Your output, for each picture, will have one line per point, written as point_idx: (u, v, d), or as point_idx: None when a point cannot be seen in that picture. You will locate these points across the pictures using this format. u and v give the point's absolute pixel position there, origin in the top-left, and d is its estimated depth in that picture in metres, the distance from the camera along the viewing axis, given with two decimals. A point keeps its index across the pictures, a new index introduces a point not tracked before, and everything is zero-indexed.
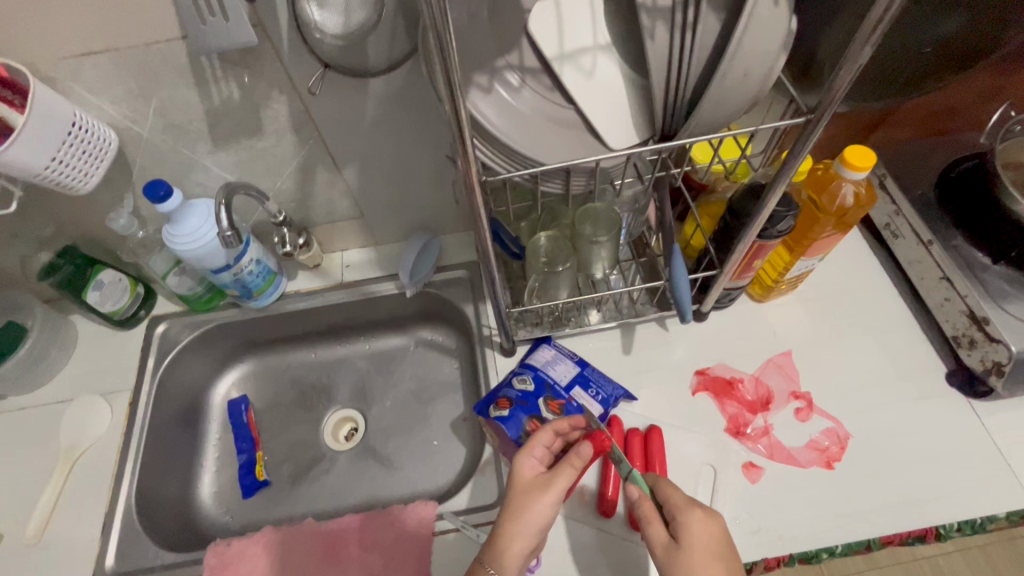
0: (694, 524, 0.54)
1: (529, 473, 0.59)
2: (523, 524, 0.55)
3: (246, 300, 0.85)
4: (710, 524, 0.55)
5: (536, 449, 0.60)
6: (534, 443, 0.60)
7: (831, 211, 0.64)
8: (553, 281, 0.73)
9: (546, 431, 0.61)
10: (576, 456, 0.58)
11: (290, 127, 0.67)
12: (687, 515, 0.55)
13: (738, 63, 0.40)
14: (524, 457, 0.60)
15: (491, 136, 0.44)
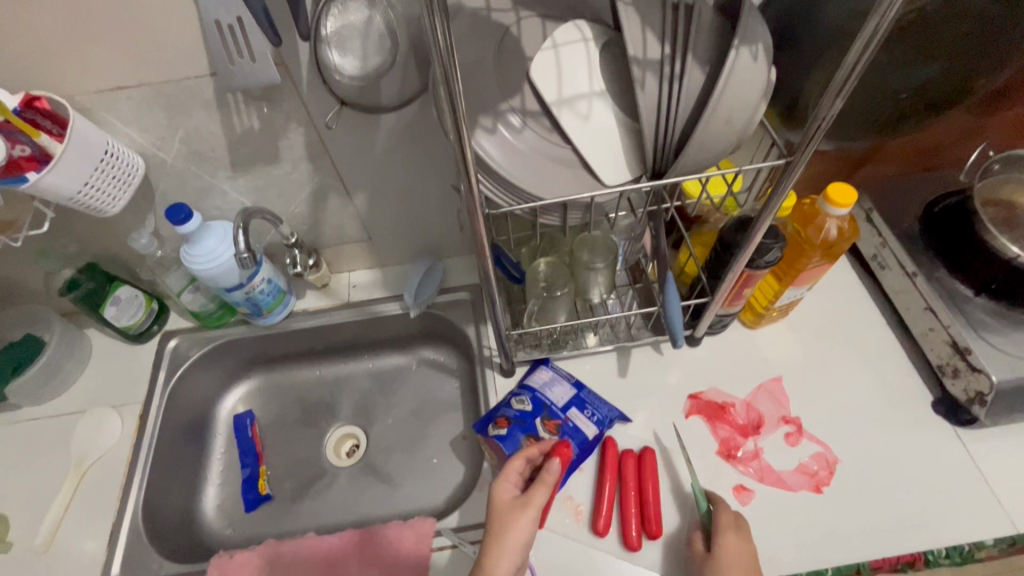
0: (734, 546, 0.62)
1: (506, 497, 0.61)
2: (506, 543, 0.57)
3: (256, 317, 0.88)
4: (749, 551, 0.62)
5: (511, 475, 0.63)
6: (510, 468, 0.63)
7: (816, 243, 0.68)
8: (551, 304, 0.77)
9: (519, 457, 0.65)
10: (548, 473, 0.62)
11: (306, 156, 0.71)
12: (730, 536, 0.63)
13: (721, 111, 0.43)
14: (501, 482, 0.62)
15: (495, 171, 0.48)
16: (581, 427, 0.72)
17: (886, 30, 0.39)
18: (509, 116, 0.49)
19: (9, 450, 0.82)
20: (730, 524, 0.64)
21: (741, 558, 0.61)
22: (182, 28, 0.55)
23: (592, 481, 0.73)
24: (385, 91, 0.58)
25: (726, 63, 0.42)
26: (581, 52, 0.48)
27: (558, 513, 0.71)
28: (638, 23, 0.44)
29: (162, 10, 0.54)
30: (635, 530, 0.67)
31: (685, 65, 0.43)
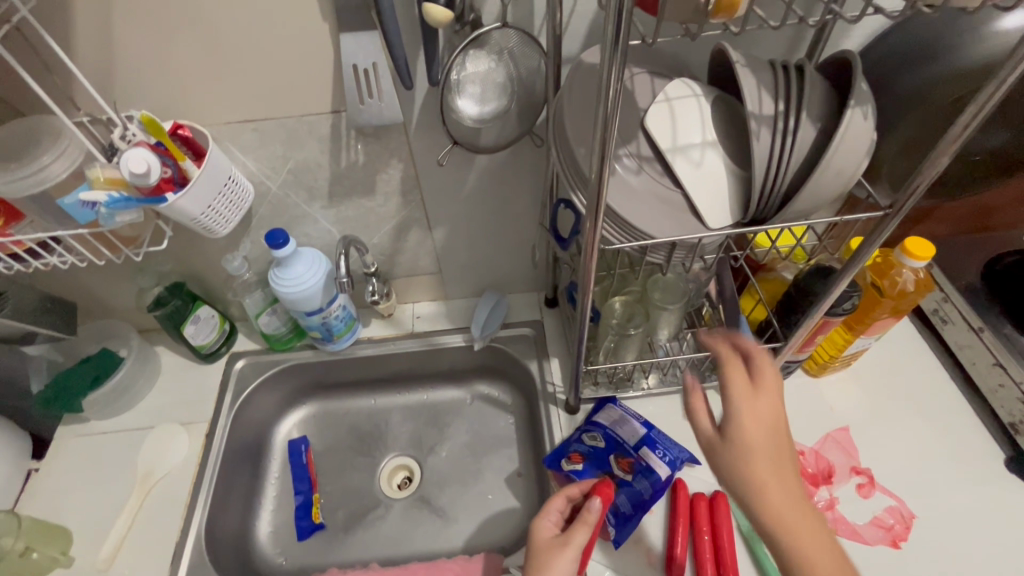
0: (750, 407, 0.51)
1: (547, 536, 0.62)
2: None
3: (324, 342, 0.90)
4: (768, 404, 0.51)
5: (552, 512, 0.65)
6: (550, 506, 0.65)
7: (892, 295, 0.69)
8: (624, 343, 0.78)
9: (560, 496, 0.66)
10: (589, 512, 0.62)
11: (399, 190, 0.76)
12: (751, 409, 0.51)
13: (834, 165, 0.47)
14: (542, 519, 0.64)
15: (611, 211, 0.52)
16: (655, 466, 0.71)
17: (999, 99, 0.43)
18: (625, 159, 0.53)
19: (77, 462, 0.82)
20: (734, 360, 0.54)
21: (761, 420, 0.50)
22: (317, 69, 0.60)
23: (663, 523, 0.72)
24: (493, 131, 0.62)
25: (841, 121, 0.46)
26: (693, 105, 0.52)
27: (630, 555, 0.70)
28: (755, 83, 0.48)
29: (303, 54, 0.59)
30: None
31: (800, 121, 0.47)
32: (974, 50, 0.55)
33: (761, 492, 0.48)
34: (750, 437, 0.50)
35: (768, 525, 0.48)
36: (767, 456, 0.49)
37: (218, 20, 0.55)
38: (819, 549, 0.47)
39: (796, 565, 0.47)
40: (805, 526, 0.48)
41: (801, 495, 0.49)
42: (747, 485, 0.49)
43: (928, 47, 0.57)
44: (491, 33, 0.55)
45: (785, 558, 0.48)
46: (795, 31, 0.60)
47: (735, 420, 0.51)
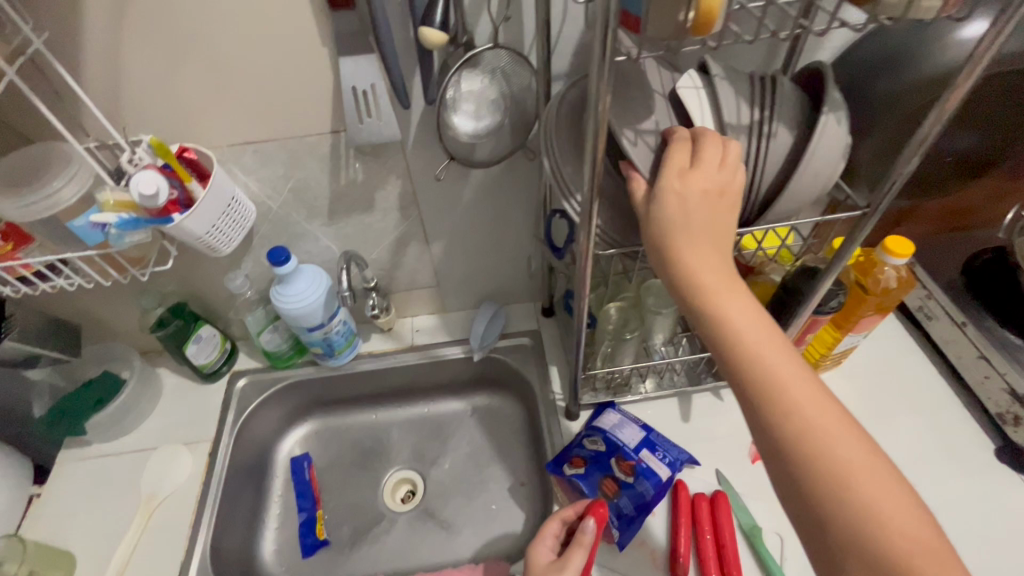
0: (688, 178, 0.46)
1: (544, 561, 0.64)
2: None
3: (325, 358, 0.92)
4: (711, 177, 0.45)
5: (546, 537, 0.67)
6: (545, 532, 0.67)
7: (876, 293, 0.72)
8: (621, 347, 0.81)
9: (554, 519, 0.67)
10: (583, 534, 0.63)
11: (397, 206, 0.78)
12: (685, 181, 0.46)
13: (811, 168, 0.49)
14: (537, 544, 0.66)
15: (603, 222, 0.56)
16: (655, 468, 0.72)
17: (960, 100, 0.46)
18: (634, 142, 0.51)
19: (79, 486, 0.82)
20: (682, 136, 0.48)
21: (697, 191, 0.45)
22: (317, 92, 0.63)
23: (666, 524, 0.73)
24: (487, 147, 0.65)
25: (816, 127, 0.49)
26: (696, 99, 0.51)
27: (635, 557, 0.71)
28: (732, 93, 0.51)
29: (303, 78, 0.61)
30: None
31: (775, 128, 0.50)
32: (937, 59, 0.59)
33: (688, 270, 0.46)
34: (677, 214, 0.46)
35: (694, 296, 0.46)
36: (690, 235, 0.46)
37: (219, 48, 0.58)
38: (746, 317, 0.45)
39: (725, 340, 0.45)
40: (731, 295, 0.45)
41: (726, 269, 0.46)
42: (672, 266, 0.46)
43: (896, 56, 0.61)
44: (483, 53, 0.57)
45: (709, 331, 0.45)
46: (770, 46, 0.63)
47: (667, 194, 0.47)
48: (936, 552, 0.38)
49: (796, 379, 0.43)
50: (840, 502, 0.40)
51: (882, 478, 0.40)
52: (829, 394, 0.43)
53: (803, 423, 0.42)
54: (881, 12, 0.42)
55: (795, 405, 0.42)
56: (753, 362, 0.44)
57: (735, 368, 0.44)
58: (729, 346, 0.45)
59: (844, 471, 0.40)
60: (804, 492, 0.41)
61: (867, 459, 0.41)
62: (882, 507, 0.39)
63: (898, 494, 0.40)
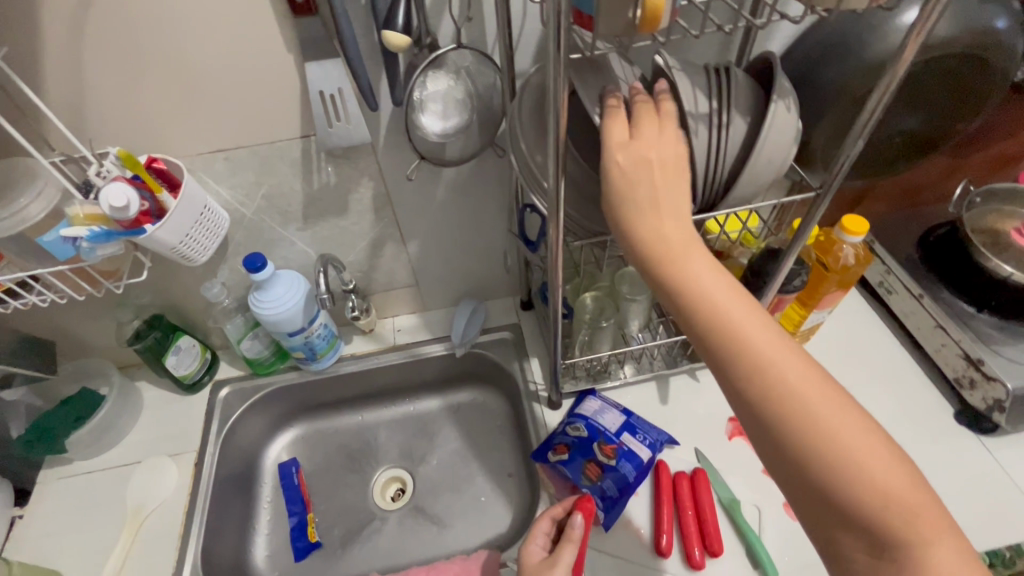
0: (632, 151, 0.47)
1: (536, 559, 0.66)
2: None
3: (308, 362, 0.92)
4: (652, 147, 0.47)
5: (538, 536, 0.68)
6: (536, 532, 0.68)
7: (836, 270, 0.75)
8: (598, 335, 0.83)
9: (544, 518, 0.69)
10: (572, 529, 0.65)
11: (371, 208, 0.79)
12: (628, 153, 0.47)
13: (764, 154, 0.52)
14: (529, 545, 0.67)
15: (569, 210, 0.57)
16: (636, 449, 0.75)
17: (898, 82, 0.49)
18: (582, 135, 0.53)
19: (63, 505, 0.82)
20: (615, 105, 0.50)
21: (641, 163, 0.47)
22: (284, 98, 0.63)
23: (649, 504, 0.76)
24: (456, 145, 0.66)
25: (767, 114, 0.51)
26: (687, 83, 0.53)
27: (621, 537, 0.73)
28: (690, 84, 0.52)
29: (270, 84, 0.62)
30: (697, 549, 0.70)
31: (731, 117, 0.52)
32: (879, 45, 0.62)
33: (649, 244, 0.46)
34: (629, 186, 0.47)
35: (657, 266, 0.46)
36: (647, 208, 0.47)
37: (185, 58, 0.58)
38: (709, 281, 0.46)
39: (689, 307, 0.45)
40: (695, 263, 0.46)
41: (686, 235, 0.47)
42: (639, 240, 0.47)
43: (843, 43, 0.64)
44: (447, 54, 0.59)
45: (678, 301, 0.46)
46: (724, 38, 0.66)
47: (613, 166, 0.48)
48: (906, 484, 0.40)
49: (768, 342, 0.44)
50: (815, 455, 0.41)
51: (853, 426, 0.42)
52: (798, 350, 0.44)
53: (779, 383, 0.43)
54: (818, 3, 0.45)
55: (772, 370, 0.43)
56: (725, 330, 0.44)
57: (708, 337, 0.45)
58: (702, 315, 0.45)
59: (815, 424, 0.42)
60: (780, 448, 0.43)
61: (844, 413, 0.42)
62: (854, 447, 0.41)
63: (870, 439, 0.41)
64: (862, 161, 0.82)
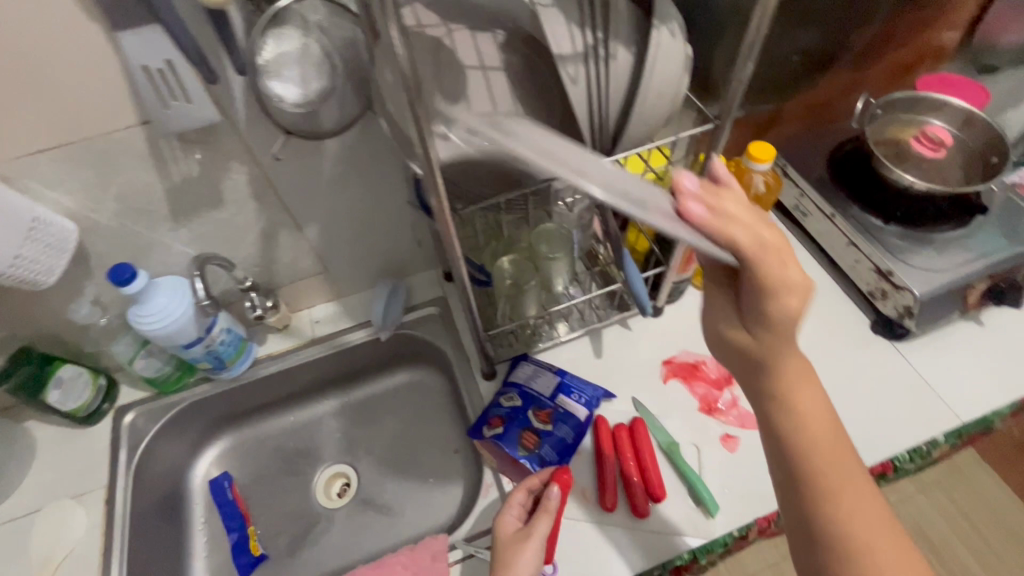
0: (782, 271, 0.46)
1: (510, 531, 0.62)
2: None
3: (218, 372, 0.85)
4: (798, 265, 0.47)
5: (513, 507, 0.64)
6: (511, 501, 0.64)
7: (748, 200, 0.73)
8: (521, 300, 0.79)
9: (520, 489, 0.65)
10: (549, 500, 0.62)
11: (250, 195, 0.70)
12: (788, 262, 0.47)
13: (652, 87, 0.48)
14: (502, 516, 0.63)
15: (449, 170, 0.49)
16: (572, 411, 0.74)
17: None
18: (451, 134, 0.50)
19: None
20: (734, 215, 0.46)
21: (790, 278, 0.47)
22: (105, 79, 0.53)
23: (592, 461, 0.76)
24: (326, 115, 0.57)
25: (650, 42, 0.47)
26: (558, 16, 0.47)
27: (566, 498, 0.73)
28: (564, 18, 0.47)
29: (79, 64, 0.51)
30: (641, 497, 0.71)
31: (613, 49, 0.47)
32: None
33: (772, 369, 0.51)
34: (773, 309, 0.48)
35: (772, 386, 0.52)
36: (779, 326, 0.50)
37: None
38: (818, 412, 0.52)
39: (795, 431, 0.52)
40: (806, 388, 0.52)
41: (805, 365, 0.52)
42: (767, 371, 0.52)
43: None
44: (289, 6, 0.50)
45: (788, 422, 0.52)
46: None
47: (771, 280, 0.47)
48: None
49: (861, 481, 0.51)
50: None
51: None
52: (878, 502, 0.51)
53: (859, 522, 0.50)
54: None
55: (855, 507, 0.50)
56: (826, 461, 0.51)
57: (804, 453, 0.51)
58: (809, 445, 0.51)
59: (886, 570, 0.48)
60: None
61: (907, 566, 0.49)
62: None
63: None
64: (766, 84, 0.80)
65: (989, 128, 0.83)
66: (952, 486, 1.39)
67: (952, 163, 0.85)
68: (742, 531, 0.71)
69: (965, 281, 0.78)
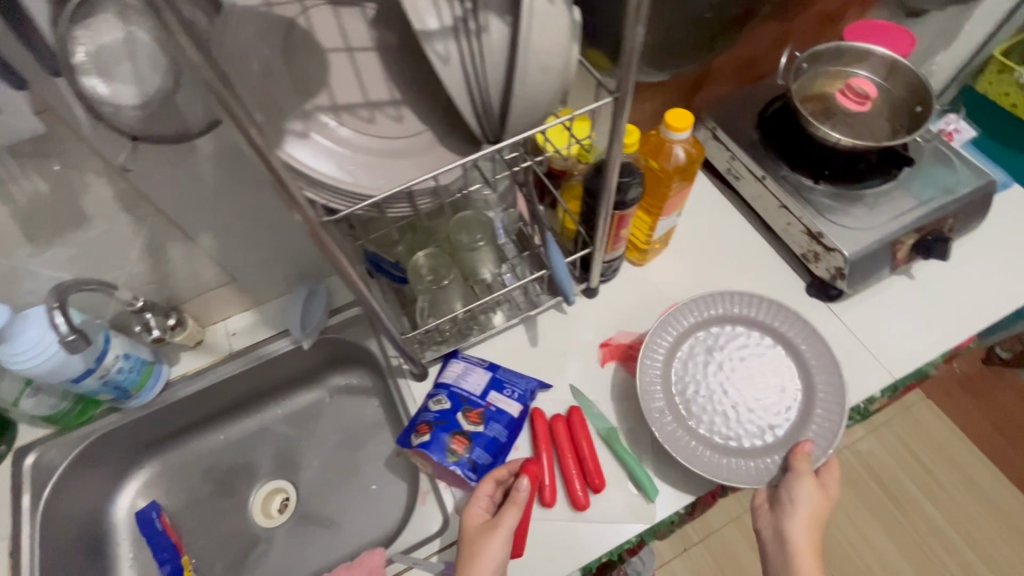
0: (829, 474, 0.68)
1: (478, 522, 0.62)
2: (478, 566, 0.57)
3: (124, 400, 0.78)
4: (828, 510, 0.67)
5: (481, 498, 0.63)
6: (478, 493, 0.64)
7: (671, 171, 0.70)
8: (442, 295, 0.73)
9: (488, 480, 0.64)
10: (518, 492, 0.61)
11: (120, 208, 0.63)
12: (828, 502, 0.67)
13: (532, 60, 0.42)
14: (470, 508, 0.63)
15: (310, 169, 0.43)
16: (504, 407, 0.71)
17: None
18: (312, 133, 0.44)
19: None
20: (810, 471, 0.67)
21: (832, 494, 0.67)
22: None
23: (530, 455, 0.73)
24: (179, 113, 0.51)
25: (523, 8, 0.41)
26: None
27: None
28: None
29: None
30: (581, 489, 0.69)
31: (484, 20, 0.41)
32: None
33: (811, 501, 0.65)
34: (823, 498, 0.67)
35: (812, 513, 0.66)
36: (812, 526, 0.66)
37: None
38: None
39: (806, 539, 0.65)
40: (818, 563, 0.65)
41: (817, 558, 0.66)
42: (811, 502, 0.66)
43: None
44: None
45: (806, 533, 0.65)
46: None
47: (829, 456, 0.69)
48: None
49: None
50: None
51: None
52: None
53: None
54: None
55: None
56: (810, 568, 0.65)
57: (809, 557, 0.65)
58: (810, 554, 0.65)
59: None
60: None
61: None
62: None
63: None
64: (686, 45, 0.74)
65: (914, 75, 0.81)
66: (899, 425, 1.44)
67: (878, 115, 0.82)
68: (685, 506, 0.70)
69: (892, 238, 0.77)
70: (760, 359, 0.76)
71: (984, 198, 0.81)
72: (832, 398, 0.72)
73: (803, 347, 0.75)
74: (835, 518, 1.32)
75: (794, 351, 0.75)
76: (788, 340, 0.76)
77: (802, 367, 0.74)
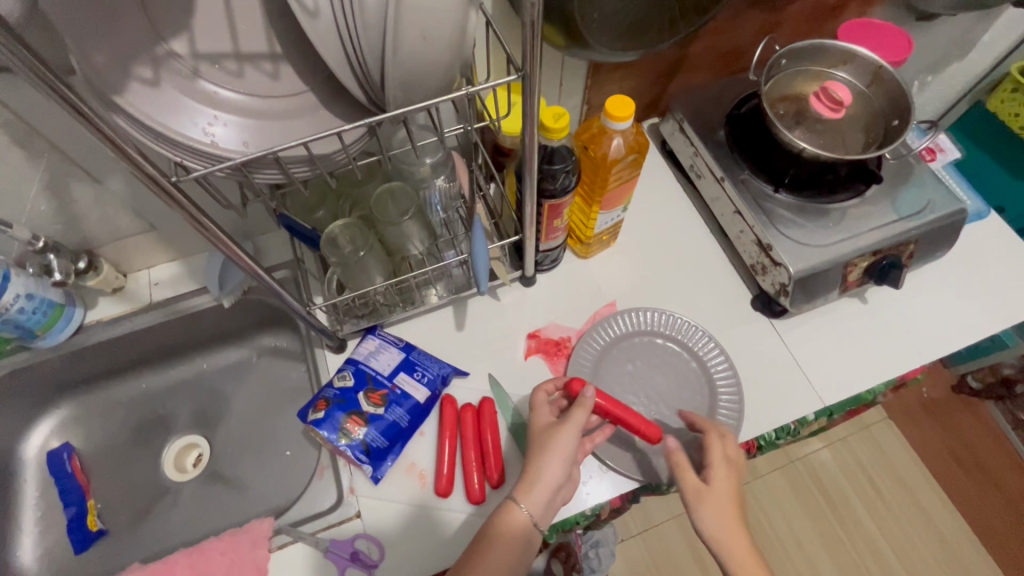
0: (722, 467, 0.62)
1: (544, 421, 0.64)
2: (548, 455, 0.59)
3: (31, 340, 0.75)
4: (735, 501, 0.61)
5: (543, 403, 0.65)
6: (536, 401, 0.65)
7: (605, 161, 0.65)
8: (360, 267, 0.69)
9: (542, 390, 0.66)
10: (585, 398, 0.61)
11: (11, 141, 0.60)
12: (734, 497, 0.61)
13: (406, 26, 0.37)
14: (535, 412, 0.65)
15: (154, 122, 0.38)
16: (410, 391, 0.69)
17: None
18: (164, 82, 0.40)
19: None
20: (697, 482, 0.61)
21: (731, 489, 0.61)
22: None
23: (433, 443, 0.70)
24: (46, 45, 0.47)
25: None
26: None
27: (400, 481, 0.68)
28: None
29: None
30: (478, 482, 0.66)
31: None
32: None
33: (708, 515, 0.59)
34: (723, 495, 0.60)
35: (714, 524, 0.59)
36: (728, 527, 0.59)
37: None
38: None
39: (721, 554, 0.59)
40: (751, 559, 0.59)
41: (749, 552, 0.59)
42: (708, 519, 0.59)
43: None
44: None
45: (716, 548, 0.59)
46: None
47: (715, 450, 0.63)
48: None
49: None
50: None
51: None
52: None
53: None
54: None
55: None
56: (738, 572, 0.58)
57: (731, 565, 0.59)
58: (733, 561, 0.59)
59: None
60: None
61: None
62: None
63: None
64: (646, 26, 0.67)
65: (896, 84, 0.75)
66: (858, 443, 1.41)
67: (854, 124, 0.77)
68: (591, 512, 0.68)
69: (843, 259, 0.72)
70: (674, 372, 0.75)
71: (954, 226, 0.76)
72: (732, 413, 0.71)
73: (711, 362, 0.75)
74: (776, 527, 1.33)
75: (701, 366, 0.75)
76: (699, 359, 0.75)
77: (708, 385, 0.73)
